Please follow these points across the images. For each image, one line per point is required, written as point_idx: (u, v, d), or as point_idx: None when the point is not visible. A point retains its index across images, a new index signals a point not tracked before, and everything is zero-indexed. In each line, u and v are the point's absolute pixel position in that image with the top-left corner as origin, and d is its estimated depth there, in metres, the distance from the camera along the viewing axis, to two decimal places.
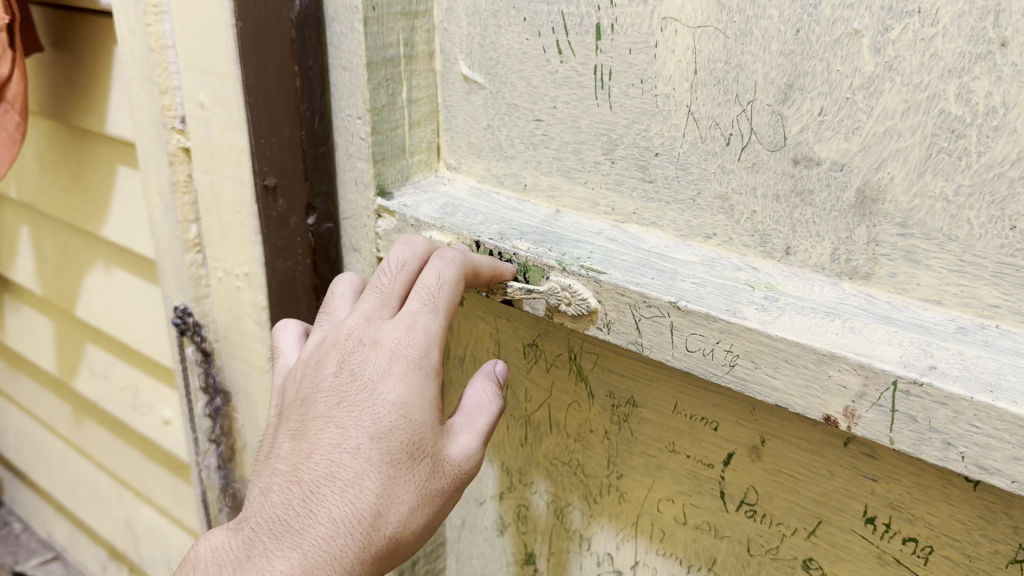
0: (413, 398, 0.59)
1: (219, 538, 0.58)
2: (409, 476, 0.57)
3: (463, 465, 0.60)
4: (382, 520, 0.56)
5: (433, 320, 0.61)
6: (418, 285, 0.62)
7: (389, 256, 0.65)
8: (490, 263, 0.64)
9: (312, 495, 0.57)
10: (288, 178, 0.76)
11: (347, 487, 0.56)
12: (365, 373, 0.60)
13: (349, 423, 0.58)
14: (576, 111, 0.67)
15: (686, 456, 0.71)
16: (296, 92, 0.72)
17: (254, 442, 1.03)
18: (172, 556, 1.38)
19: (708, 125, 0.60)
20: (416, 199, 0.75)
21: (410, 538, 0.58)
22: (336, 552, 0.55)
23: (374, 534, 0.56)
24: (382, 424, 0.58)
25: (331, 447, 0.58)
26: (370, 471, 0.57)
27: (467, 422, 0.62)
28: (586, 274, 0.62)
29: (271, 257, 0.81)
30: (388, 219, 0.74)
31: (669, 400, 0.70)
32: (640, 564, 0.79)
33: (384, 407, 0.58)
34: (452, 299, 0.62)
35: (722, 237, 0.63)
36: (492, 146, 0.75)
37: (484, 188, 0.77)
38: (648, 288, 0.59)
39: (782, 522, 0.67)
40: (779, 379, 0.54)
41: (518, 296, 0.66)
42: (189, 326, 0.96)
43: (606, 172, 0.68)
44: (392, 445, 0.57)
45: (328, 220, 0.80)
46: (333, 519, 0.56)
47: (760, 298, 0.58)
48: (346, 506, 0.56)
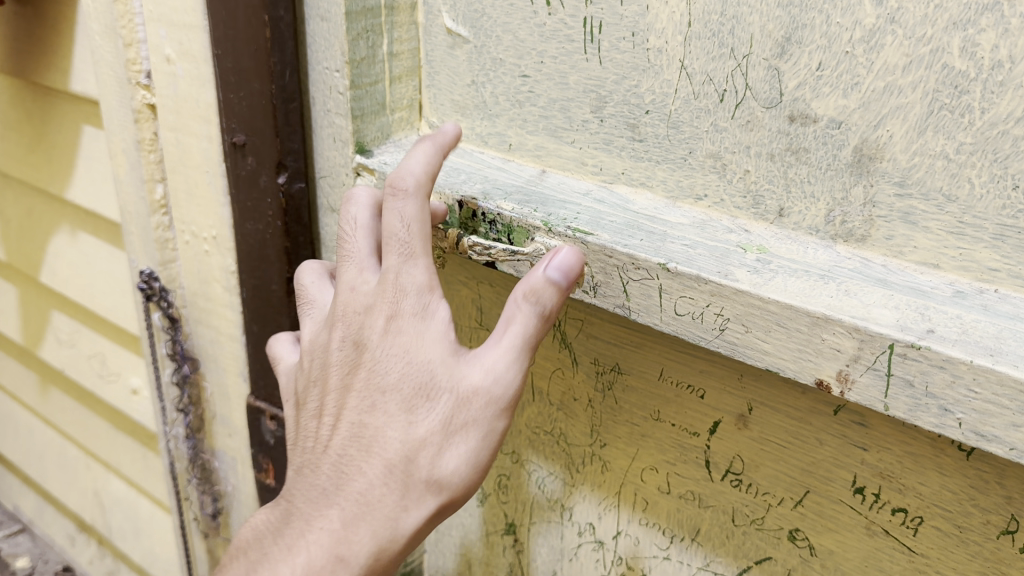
0: (417, 345, 0.57)
1: (279, 510, 0.62)
2: (432, 418, 0.55)
3: (494, 390, 0.55)
4: (415, 465, 0.56)
5: (416, 264, 0.57)
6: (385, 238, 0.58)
7: (342, 224, 0.63)
8: (433, 158, 0.58)
9: (345, 457, 0.58)
10: (256, 134, 0.74)
11: (372, 443, 0.57)
12: (365, 332, 0.59)
13: (363, 385, 0.58)
14: (564, 66, 0.65)
15: (672, 424, 0.69)
16: (264, 44, 0.68)
17: (223, 411, 1.01)
18: (141, 525, 1.36)
19: (701, 81, 0.58)
20: (397, 156, 0.73)
21: (458, 476, 0.56)
22: (377, 504, 0.56)
23: (410, 480, 0.56)
24: (391, 378, 0.57)
25: (352, 411, 0.58)
26: (391, 421, 0.56)
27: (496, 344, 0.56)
28: (572, 236, 0.59)
29: (242, 219, 0.80)
30: (367, 177, 0.72)
31: (654, 367, 0.68)
32: (622, 534, 0.77)
33: (391, 361, 0.57)
34: (428, 236, 0.57)
35: (714, 198, 0.61)
36: (476, 103, 0.72)
37: (468, 148, 0.74)
38: (637, 250, 0.57)
39: (769, 491, 0.65)
40: (770, 343, 0.53)
41: (501, 258, 0.64)
42: (155, 292, 0.93)
43: (594, 131, 0.65)
44: (405, 392, 0.56)
45: (300, 179, 0.77)
46: (367, 475, 0.56)
47: (752, 260, 0.56)
48: (376, 457, 0.56)
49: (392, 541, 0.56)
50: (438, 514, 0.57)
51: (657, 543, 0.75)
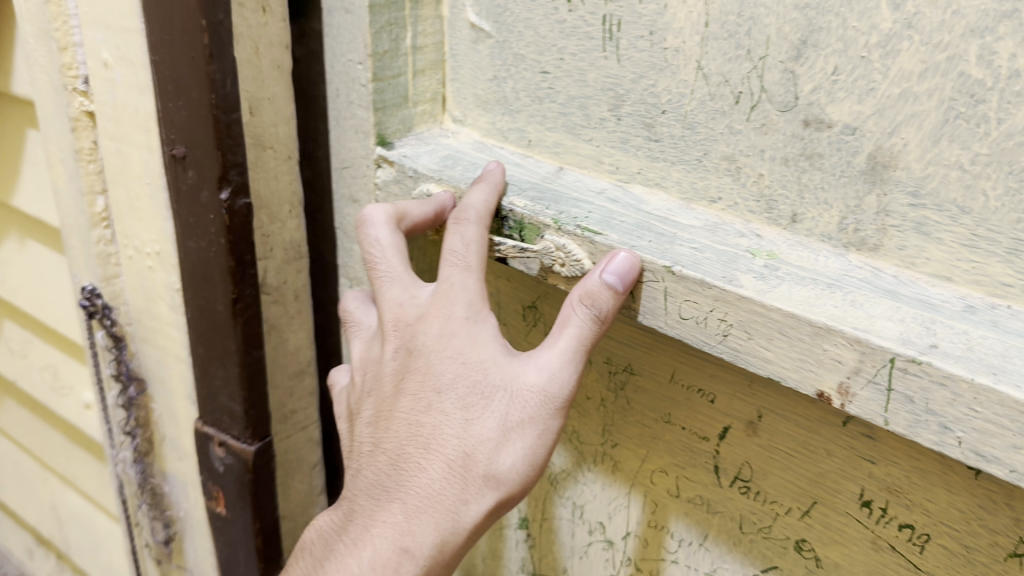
0: (469, 347, 0.59)
1: (335, 517, 0.63)
2: (488, 414, 0.57)
3: (550, 388, 0.57)
4: (473, 458, 0.57)
5: (469, 276, 0.61)
6: (444, 254, 0.62)
7: (365, 248, 0.65)
8: (490, 198, 0.62)
9: (401, 458, 0.60)
10: (196, 146, 0.72)
11: (428, 441, 0.59)
12: (420, 339, 0.61)
13: (418, 388, 0.60)
14: (583, 63, 0.64)
15: (682, 428, 0.68)
16: (202, 50, 0.67)
17: (171, 434, 1.02)
18: (100, 541, 1.39)
19: (717, 82, 0.57)
20: (417, 149, 0.73)
21: (515, 472, 0.57)
22: (437, 497, 0.57)
23: (469, 473, 0.57)
24: (444, 379, 0.59)
25: (406, 415, 0.61)
26: (447, 418, 0.58)
27: (550, 346, 0.58)
28: (581, 235, 0.59)
29: (186, 234, 0.79)
30: (387, 169, 0.72)
31: (666, 369, 0.67)
32: (631, 536, 0.77)
33: (443, 364, 0.60)
34: (484, 255, 0.62)
35: (728, 201, 0.60)
36: (497, 98, 0.71)
37: (488, 142, 0.73)
38: (643, 251, 0.57)
39: (777, 500, 0.64)
40: (772, 351, 0.52)
41: (511, 254, 0.64)
42: (98, 309, 0.94)
43: (611, 129, 0.65)
44: (459, 392, 0.59)
45: (243, 195, 0.74)
46: (425, 471, 0.58)
47: (759, 266, 0.55)
48: (433, 454, 0.58)
49: (453, 533, 0.57)
50: (496, 509, 0.58)
51: (659, 538, 0.74)
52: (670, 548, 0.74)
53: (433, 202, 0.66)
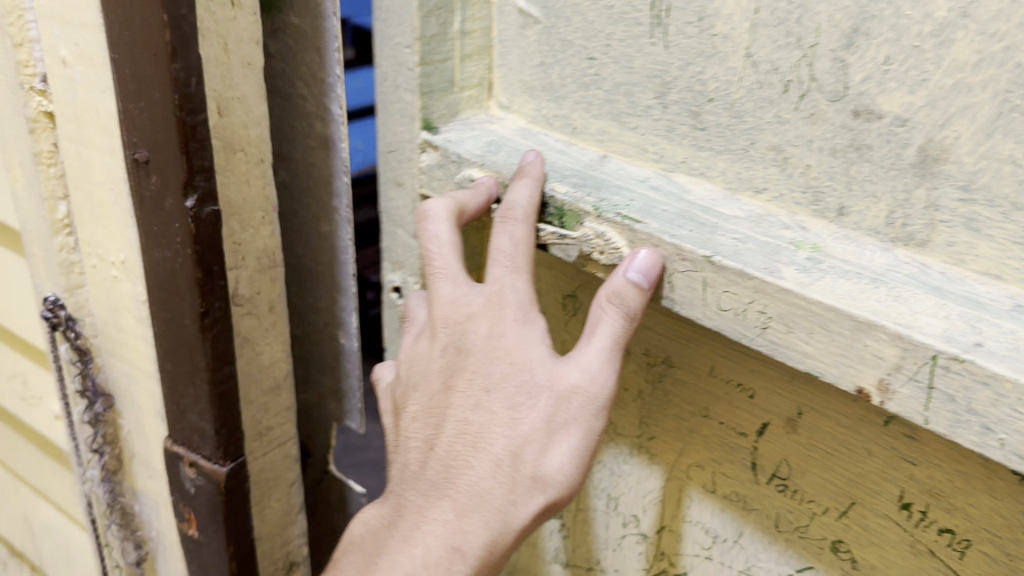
0: (518, 346, 0.61)
1: (377, 511, 0.65)
2: (537, 416, 0.59)
3: (593, 389, 0.59)
4: (522, 457, 0.59)
5: (518, 277, 0.62)
6: (493, 254, 0.63)
7: (423, 243, 0.65)
8: (532, 195, 0.62)
9: (450, 454, 0.61)
10: (159, 150, 0.70)
11: (477, 439, 0.60)
12: (469, 338, 0.63)
13: (467, 386, 0.62)
14: (630, 50, 0.63)
15: (720, 422, 0.67)
16: (166, 48, 0.65)
17: (141, 452, 0.99)
18: (73, 557, 1.32)
19: (767, 70, 0.56)
20: (462, 135, 0.73)
21: (562, 475, 0.59)
22: (486, 495, 0.59)
23: (517, 472, 0.59)
24: (494, 378, 0.61)
25: (455, 412, 0.62)
26: (497, 418, 0.60)
27: (587, 345, 0.59)
28: (621, 223, 0.58)
29: (150, 244, 0.77)
30: (431, 154, 0.72)
31: (705, 362, 0.66)
32: (666, 530, 0.76)
33: (493, 363, 0.61)
34: (532, 257, 0.62)
35: (773, 192, 0.59)
36: (543, 85, 0.71)
37: (533, 129, 0.73)
38: (683, 241, 0.56)
39: (814, 499, 0.63)
40: (812, 346, 0.51)
41: (549, 240, 0.64)
42: (62, 321, 0.91)
43: (656, 117, 0.63)
44: (508, 391, 0.60)
45: (210, 202, 0.73)
46: (474, 468, 0.60)
47: (802, 259, 0.54)
48: (482, 452, 0.60)
49: (502, 533, 0.59)
50: (544, 512, 0.60)
51: (679, 509, 0.74)
52: (687, 518, 0.74)
53: (478, 190, 0.65)
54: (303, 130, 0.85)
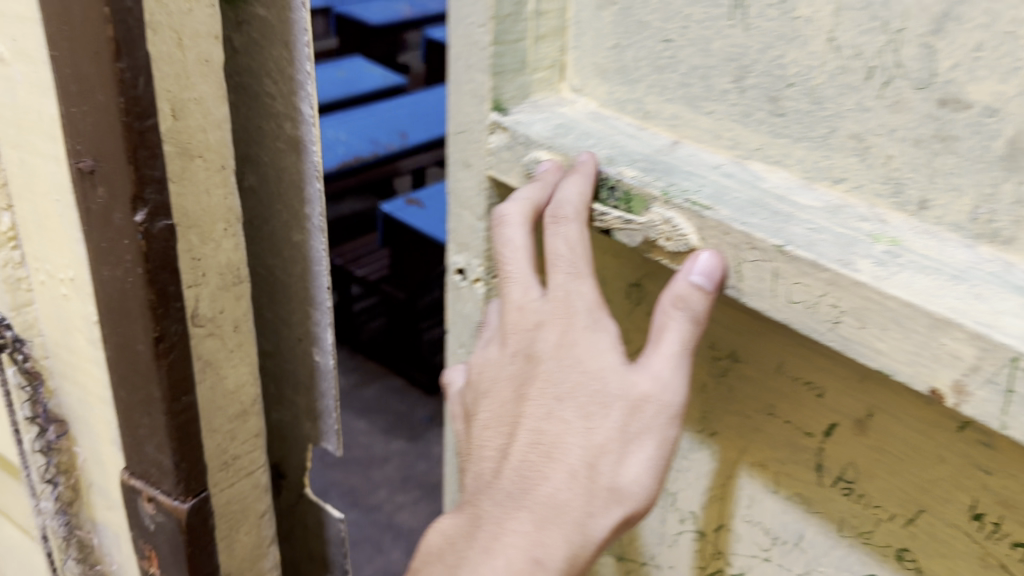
0: (589, 354, 0.60)
1: (449, 521, 0.63)
2: (611, 426, 0.58)
3: (665, 398, 0.58)
4: (598, 468, 0.58)
5: (583, 283, 0.62)
6: (552, 259, 0.62)
7: (497, 245, 0.65)
8: (586, 191, 0.61)
9: (524, 464, 0.60)
10: (104, 159, 0.64)
11: (552, 449, 0.60)
12: (538, 345, 0.62)
13: (539, 394, 0.61)
14: (708, 31, 0.60)
15: (786, 421, 0.65)
16: (108, 44, 0.58)
17: (100, 482, 0.90)
18: None
19: (850, 55, 0.53)
20: (532, 118, 0.68)
21: (639, 486, 0.59)
22: (563, 506, 0.58)
23: (594, 483, 0.58)
24: (566, 387, 0.60)
25: (527, 421, 0.61)
26: (571, 428, 0.59)
27: (652, 353, 0.58)
28: (689, 208, 0.57)
29: (98, 263, 0.70)
30: (500, 136, 0.68)
31: (773, 359, 0.64)
32: (724, 528, 0.74)
33: (565, 371, 0.61)
34: (591, 255, 0.62)
35: (853, 183, 0.56)
36: (617, 68, 0.66)
37: (605, 115, 0.69)
38: (755, 229, 0.54)
39: (880, 505, 0.61)
40: (885, 343, 0.49)
41: (615, 224, 0.62)
42: (8, 343, 0.82)
43: (733, 102, 0.60)
44: (581, 400, 0.60)
45: (163, 215, 0.66)
46: (550, 478, 0.59)
47: (879, 252, 0.52)
48: (557, 462, 0.59)
49: (583, 545, 0.58)
50: (622, 524, 0.59)
51: (731, 486, 0.72)
52: (739, 500, 0.72)
53: (542, 183, 0.64)
54: (272, 131, 0.79)
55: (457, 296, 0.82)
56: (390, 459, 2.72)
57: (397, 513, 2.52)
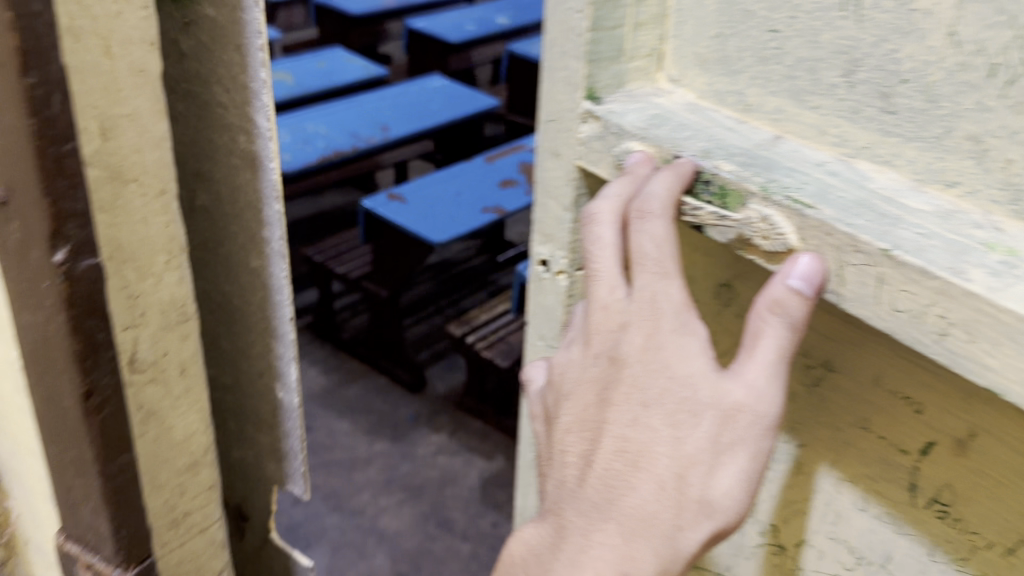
0: (677, 359, 0.58)
1: (538, 528, 0.63)
2: (701, 437, 0.56)
3: (758, 408, 0.56)
4: (688, 479, 0.57)
5: (671, 284, 0.59)
6: (637, 259, 0.60)
7: (585, 244, 0.63)
8: (676, 185, 0.59)
9: (610, 473, 0.59)
10: (16, 187, 0.60)
11: (638, 458, 0.58)
12: (622, 347, 0.60)
13: (623, 400, 0.59)
14: (818, 22, 0.57)
15: (879, 437, 0.61)
16: (13, 58, 0.54)
17: (30, 512, 0.93)
18: None
19: (972, 51, 0.50)
20: (626, 107, 0.66)
21: (731, 499, 0.57)
22: (651, 519, 0.57)
23: (683, 496, 0.57)
24: (652, 393, 0.58)
25: (611, 427, 0.59)
26: (658, 437, 0.58)
27: (745, 362, 0.55)
28: (790, 207, 0.54)
29: (19, 306, 0.67)
30: (592, 125, 0.67)
31: (869, 371, 0.60)
32: (806, 544, 0.71)
33: (651, 376, 0.58)
34: (678, 255, 0.59)
35: (967, 187, 0.53)
36: (718, 58, 0.64)
37: (703, 106, 0.66)
38: (859, 231, 0.51)
39: (977, 531, 0.57)
40: (995, 359, 0.46)
41: (708, 220, 0.60)
42: None
43: (840, 97, 0.57)
44: (668, 408, 0.57)
45: (88, 255, 0.64)
46: (638, 489, 0.58)
47: (994, 262, 0.48)
48: (645, 473, 0.58)
49: (672, 560, 0.57)
50: (713, 538, 0.58)
51: (803, 477, 0.69)
52: (823, 516, 0.68)
53: (632, 178, 0.62)
54: (225, 143, 0.74)
55: (539, 286, 0.81)
56: (373, 460, 2.70)
57: (380, 514, 2.50)
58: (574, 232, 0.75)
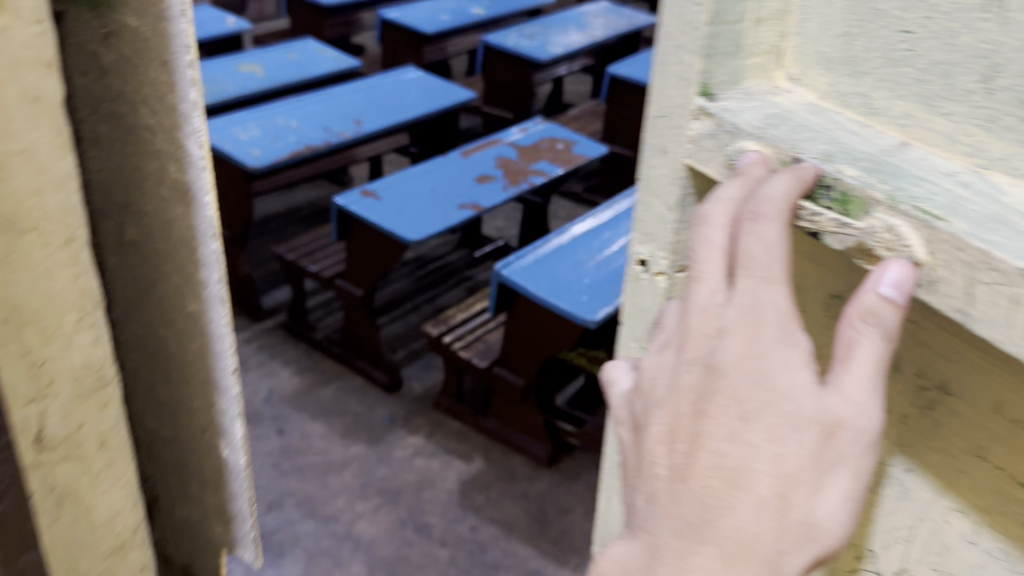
0: (779, 370, 0.53)
1: (626, 545, 0.58)
2: (806, 454, 0.52)
3: (861, 424, 0.52)
4: (792, 500, 0.53)
5: (778, 291, 0.54)
6: (743, 261, 0.55)
7: (691, 247, 0.58)
8: (795, 190, 0.54)
9: (705, 492, 0.54)
10: None
11: (738, 477, 0.53)
12: (719, 356, 0.55)
13: (718, 412, 0.54)
14: (956, 23, 0.52)
15: (997, 467, 0.56)
16: None
17: None
18: None
19: None
20: (741, 104, 0.63)
21: (835, 522, 0.53)
22: (753, 543, 0.53)
23: (788, 518, 0.53)
24: (751, 406, 0.53)
25: (705, 441, 0.54)
26: (759, 455, 0.53)
27: (846, 372, 0.52)
28: (919, 217, 0.50)
29: None
30: (703, 122, 0.64)
31: (989, 397, 0.56)
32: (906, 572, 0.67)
33: (750, 388, 0.53)
34: (789, 262, 0.54)
35: None
36: (843, 58, 0.59)
37: (824, 108, 0.62)
38: (995, 248, 0.47)
39: None
40: None
41: (826, 227, 0.56)
42: None
43: (977, 104, 0.52)
44: (770, 423, 0.53)
45: None
46: (737, 510, 0.53)
47: None
48: (745, 493, 0.53)
49: None
50: (815, 562, 0.54)
51: (877, 477, 0.66)
52: (926, 547, 0.64)
53: (745, 178, 0.57)
54: (153, 171, 0.63)
55: (636, 286, 0.78)
56: (348, 464, 2.67)
57: (355, 521, 2.48)
58: (677, 232, 0.72)
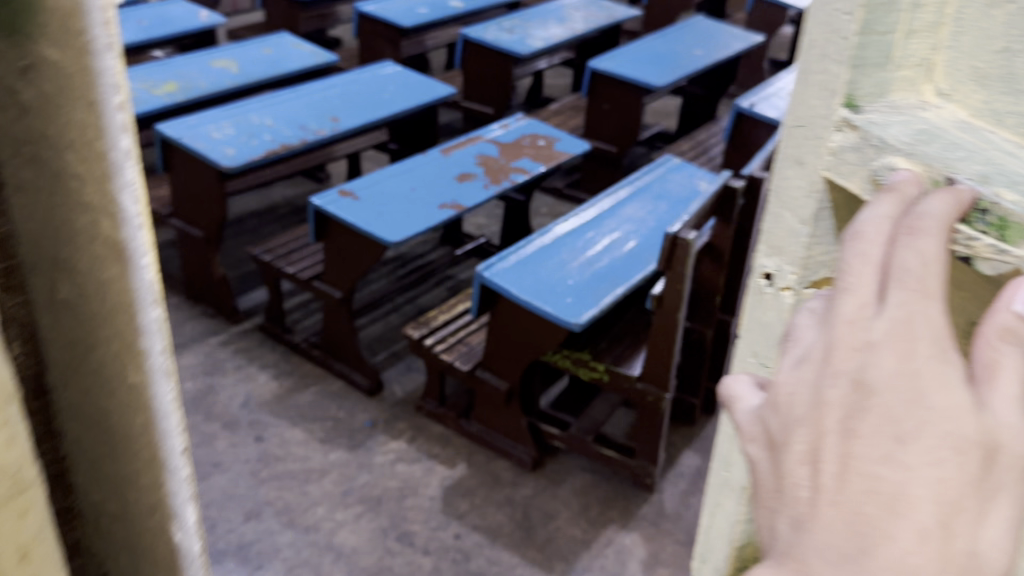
0: (937, 386, 0.45)
1: None
2: (971, 476, 0.45)
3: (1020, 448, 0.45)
4: (956, 527, 0.45)
5: (934, 305, 0.46)
6: (898, 272, 0.47)
7: (842, 260, 0.49)
8: (955, 209, 0.48)
9: (859, 522, 0.46)
10: None
11: (896, 504, 0.45)
12: (869, 371, 0.46)
13: (869, 432, 0.46)
14: None
15: None
16: None
17: None
18: None
19: None
20: (888, 118, 0.58)
21: (997, 554, 0.46)
22: None
23: (952, 549, 0.45)
24: (909, 425, 0.45)
25: (853, 464, 0.46)
26: (918, 479, 0.45)
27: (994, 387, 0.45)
28: None
29: None
30: (847, 134, 0.59)
31: None
32: None
33: (905, 407, 0.45)
34: (945, 277, 0.47)
35: None
36: (1003, 74, 0.54)
37: (978, 126, 0.56)
38: None
39: None
40: None
41: (980, 254, 0.49)
42: None
43: None
44: (932, 444, 0.44)
45: None
46: (896, 540, 0.45)
47: None
48: (906, 523, 0.45)
49: None
50: None
51: None
52: None
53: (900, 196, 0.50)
54: (85, 229, 0.52)
55: (758, 301, 0.72)
56: (329, 471, 2.60)
57: (336, 531, 2.42)
58: (810, 247, 0.66)
